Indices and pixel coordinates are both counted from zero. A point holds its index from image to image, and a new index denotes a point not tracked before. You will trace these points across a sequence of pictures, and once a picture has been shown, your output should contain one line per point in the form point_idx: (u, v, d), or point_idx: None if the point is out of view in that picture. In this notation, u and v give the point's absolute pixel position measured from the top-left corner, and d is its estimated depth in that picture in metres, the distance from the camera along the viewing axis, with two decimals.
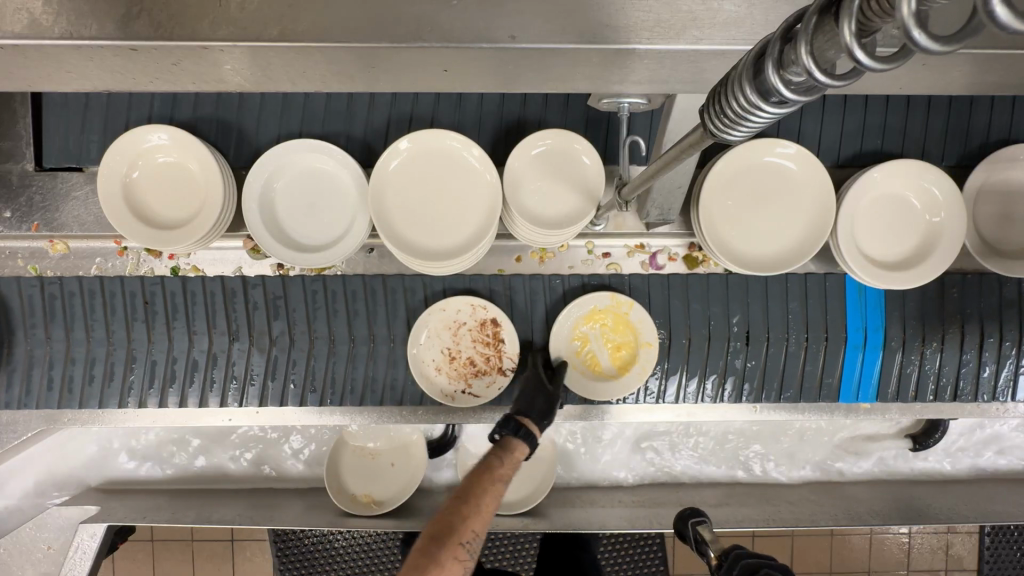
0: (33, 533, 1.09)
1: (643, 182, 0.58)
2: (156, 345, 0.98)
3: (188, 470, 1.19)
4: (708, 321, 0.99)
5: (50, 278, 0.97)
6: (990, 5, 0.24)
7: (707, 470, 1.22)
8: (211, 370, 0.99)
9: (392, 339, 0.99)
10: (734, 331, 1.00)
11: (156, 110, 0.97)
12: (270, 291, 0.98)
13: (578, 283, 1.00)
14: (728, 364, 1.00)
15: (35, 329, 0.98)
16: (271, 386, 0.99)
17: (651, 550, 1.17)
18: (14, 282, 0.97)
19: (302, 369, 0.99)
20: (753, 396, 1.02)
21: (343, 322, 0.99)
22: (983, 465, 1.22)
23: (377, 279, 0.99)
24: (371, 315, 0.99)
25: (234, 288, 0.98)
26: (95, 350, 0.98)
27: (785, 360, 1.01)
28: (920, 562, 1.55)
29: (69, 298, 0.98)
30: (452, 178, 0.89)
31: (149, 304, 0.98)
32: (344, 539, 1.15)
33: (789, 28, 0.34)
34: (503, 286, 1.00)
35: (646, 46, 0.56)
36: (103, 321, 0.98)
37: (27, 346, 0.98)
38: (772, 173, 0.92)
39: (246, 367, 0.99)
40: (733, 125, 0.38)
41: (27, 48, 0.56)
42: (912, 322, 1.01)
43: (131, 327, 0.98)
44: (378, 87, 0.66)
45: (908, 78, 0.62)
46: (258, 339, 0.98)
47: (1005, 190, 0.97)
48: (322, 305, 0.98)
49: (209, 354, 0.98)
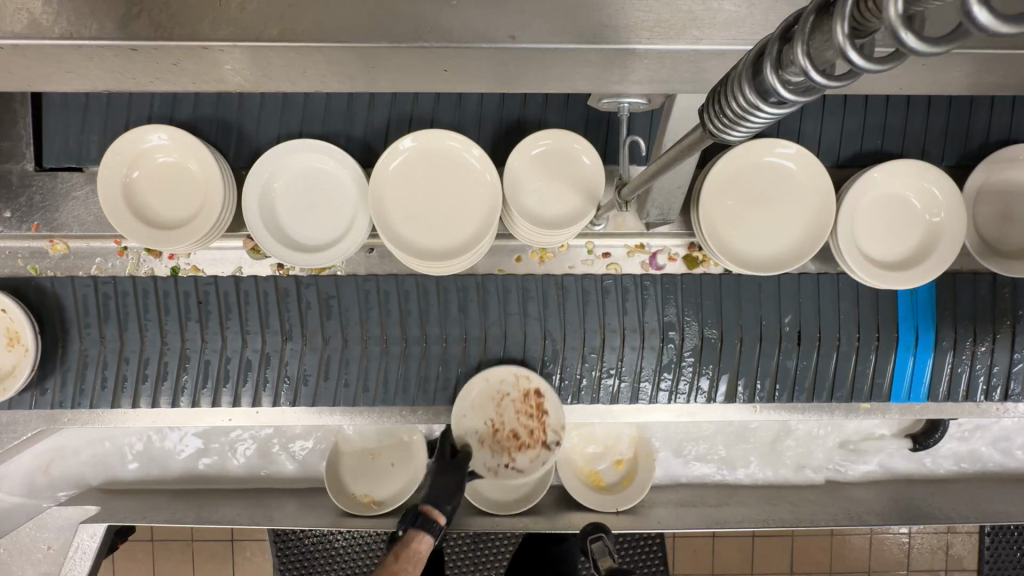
0: (33, 533, 1.09)
1: (643, 182, 0.58)
2: (210, 344, 0.98)
3: (188, 470, 1.19)
4: (759, 320, 1.00)
5: (103, 278, 0.98)
6: (969, 6, 0.24)
7: (707, 470, 1.22)
8: (266, 369, 0.99)
9: (446, 339, 0.99)
10: (785, 331, 1.00)
11: (156, 110, 0.97)
12: (323, 292, 0.98)
13: (632, 283, 1.00)
14: (780, 364, 1.01)
15: (89, 328, 0.98)
16: (324, 386, 1.00)
17: (650, 550, 1.15)
18: (69, 282, 0.97)
19: (355, 369, 0.99)
20: (806, 396, 1.03)
21: (396, 322, 0.98)
22: (983, 466, 1.22)
23: (430, 279, 0.98)
24: (424, 314, 0.99)
25: (287, 289, 0.98)
26: (149, 350, 0.98)
27: (836, 361, 1.01)
28: (920, 562, 1.55)
29: (123, 297, 0.98)
30: (451, 178, 0.89)
31: (203, 304, 0.98)
32: (344, 539, 1.15)
33: (789, 28, 0.34)
34: (555, 286, 1.00)
35: (647, 46, 0.56)
36: (157, 319, 0.98)
37: (82, 346, 0.98)
38: (772, 173, 0.92)
39: (300, 367, 0.99)
40: (733, 125, 0.38)
41: (25, 48, 0.56)
42: (964, 322, 1.01)
43: (185, 327, 0.98)
44: (378, 87, 0.66)
45: (907, 78, 0.62)
46: (312, 338, 0.98)
47: (1005, 190, 0.97)
48: (375, 305, 0.98)
49: (262, 354, 0.99)
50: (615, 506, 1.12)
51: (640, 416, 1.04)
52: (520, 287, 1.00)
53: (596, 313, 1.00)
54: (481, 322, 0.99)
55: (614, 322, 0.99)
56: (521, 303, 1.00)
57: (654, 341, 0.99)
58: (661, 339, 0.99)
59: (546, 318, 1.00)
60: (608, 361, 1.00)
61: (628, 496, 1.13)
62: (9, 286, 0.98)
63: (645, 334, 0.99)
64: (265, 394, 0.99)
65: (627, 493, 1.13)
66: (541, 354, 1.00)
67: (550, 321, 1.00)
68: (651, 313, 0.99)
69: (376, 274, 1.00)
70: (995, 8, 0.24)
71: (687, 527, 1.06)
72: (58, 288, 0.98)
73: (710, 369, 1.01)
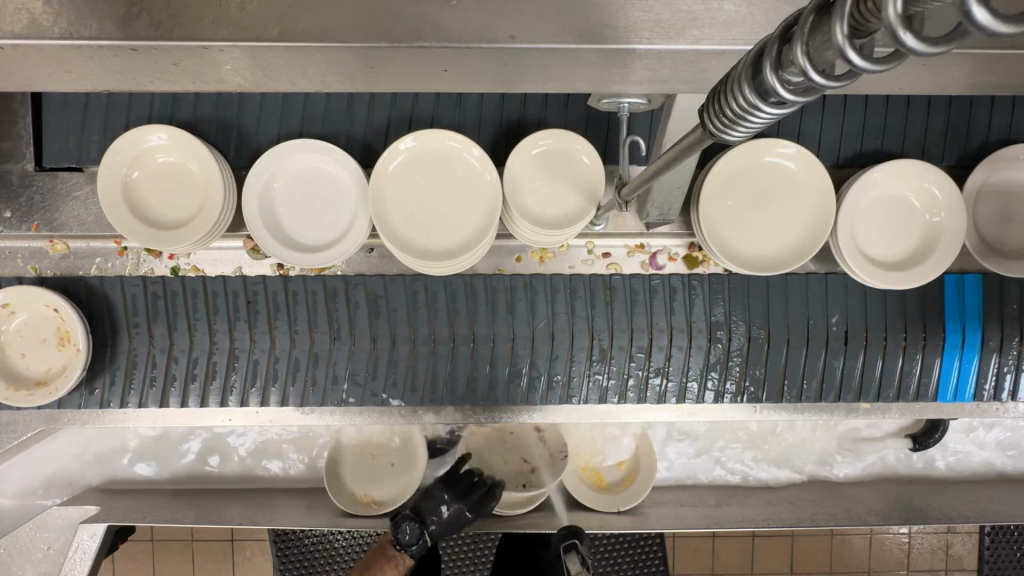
0: (33, 533, 1.09)
1: (642, 182, 0.58)
2: (259, 344, 0.98)
3: (188, 471, 1.19)
4: (807, 321, 1.00)
5: (153, 278, 0.98)
6: (968, 6, 0.24)
7: (707, 471, 1.22)
8: (315, 370, 0.99)
9: (494, 340, 0.98)
10: (832, 331, 1.00)
11: (156, 110, 0.97)
12: (372, 292, 0.98)
13: (681, 282, 0.99)
14: (828, 365, 1.01)
15: (138, 328, 0.98)
16: (370, 386, 0.99)
17: (650, 550, 1.15)
18: (118, 283, 0.97)
19: (403, 369, 0.99)
20: (854, 396, 1.02)
21: (444, 322, 0.98)
22: (985, 466, 1.22)
23: (479, 279, 0.99)
24: (472, 315, 0.98)
25: (336, 289, 0.98)
26: (198, 350, 0.98)
27: (882, 362, 1.01)
28: (920, 562, 1.55)
29: (172, 296, 0.97)
30: (451, 178, 0.89)
31: (252, 304, 0.98)
32: (344, 539, 1.15)
33: (789, 28, 0.34)
34: (603, 285, 0.99)
35: (647, 46, 0.56)
36: (206, 319, 0.98)
37: (131, 346, 0.98)
38: (772, 173, 0.92)
39: (348, 367, 0.99)
40: (733, 125, 0.38)
41: (25, 48, 0.56)
42: (1010, 322, 1.01)
43: (234, 327, 0.98)
44: (378, 87, 0.65)
45: (906, 78, 0.62)
46: (360, 339, 0.98)
47: (1005, 190, 0.97)
48: (423, 305, 0.98)
49: (311, 354, 0.98)
50: (616, 506, 1.12)
51: (642, 416, 1.04)
52: (568, 286, 0.99)
53: (644, 313, 0.99)
54: (531, 322, 0.98)
55: (662, 322, 0.99)
56: (568, 302, 0.99)
57: (701, 341, 0.99)
58: (708, 339, 0.99)
59: (594, 318, 0.99)
60: (654, 361, 1.00)
61: (630, 497, 1.13)
62: (58, 285, 0.98)
63: (692, 334, 0.99)
64: (271, 394, 0.99)
65: (628, 493, 1.14)
66: (589, 353, 0.99)
67: (597, 320, 0.99)
68: (699, 313, 0.99)
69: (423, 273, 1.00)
70: (991, 7, 0.24)
71: (687, 526, 1.06)
72: (73, 288, 0.97)
73: (758, 369, 1.01)
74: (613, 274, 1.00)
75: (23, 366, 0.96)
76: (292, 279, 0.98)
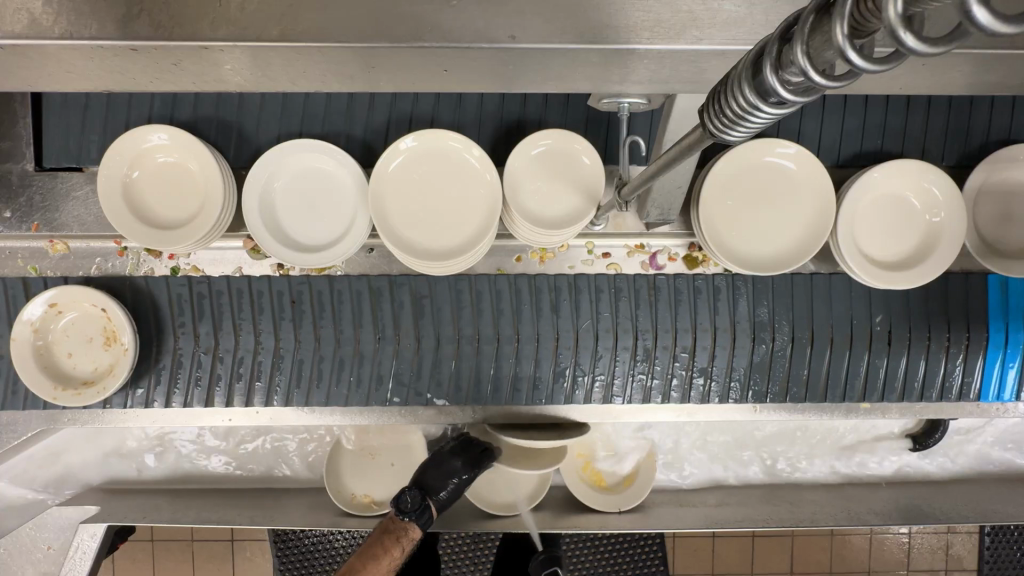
0: (34, 534, 1.11)
1: (643, 183, 0.58)
2: (304, 345, 0.98)
3: (187, 471, 1.19)
4: (851, 321, 1.00)
5: (197, 278, 0.98)
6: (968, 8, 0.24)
7: (708, 472, 1.21)
8: (361, 369, 0.99)
9: (537, 339, 0.98)
10: (876, 331, 1.00)
11: (156, 110, 0.97)
12: (416, 291, 0.98)
13: (726, 280, 1.00)
14: (871, 365, 1.01)
15: (184, 327, 0.98)
16: (415, 386, 0.99)
17: (651, 551, 1.15)
18: (163, 281, 0.97)
19: (447, 369, 0.99)
20: (897, 397, 1.03)
21: (489, 321, 0.98)
22: (986, 466, 1.22)
23: (523, 279, 0.99)
24: (517, 314, 0.99)
25: (380, 289, 0.98)
26: (243, 349, 0.98)
27: (925, 363, 1.01)
28: (920, 562, 1.55)
29: (217, 297, 0.98)
30: (451, 178, 0.89)
31: (296, 304, 0.98)
32: (344, 539, 1.15)
33: (789, 27, 0.34)
34: (647, 285, 1.00)
35: (646, 46, 0.56)
36: (251, 318, 0.98)
37: (176, 346, 0.98)
38: (772, 173, 0.92)
39: (394, 367, 0.99)
40: (733, 125, 0.38)
41: (25, 48, 0.56)
42: None
43: (279, 327, 0.98)
44: (378, 87, 0.65)
45: (906, 77, 0.62)
46: (404, 339, 0.98)
47: (1006, 190, 0.97)
48: (468, 305, 0.98)
49: (357, 355, 0.98)
50: (617, 505, 1.13)
51: (643, 416, 1.04)
52: (612, 286, 0.99)
53: (688, 312, 0.99)
54: (574, 322, 0.99)
55: (705, 321, 0.99)
56: (612, 302, 0.99)
57: (744, 342, 0.99)
58: (752, 339, 0.99)
59: (637, 317, 0.99)
60: (698, 361, 1.00)
61: (630, 497, 1.14)
62: (105, 287, 0.98)
63: (736, 334, 0.99)
64: (272, 394, 0.99)
65: (628, 494, 1.15)
66: (632, 354, 0.99)
67: (642, 319, 0.99)
68: (743, 312, 0.99)
69: (468, 273, 1.00)
70: (992, 8, 0.24)
71: (687, 526, 1.07)
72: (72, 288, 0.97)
73: (802, 370, 1.01)
74: (615, 274, 1.00)
75: (70, 366, 0.95)
76: (294, 280, 0.98)
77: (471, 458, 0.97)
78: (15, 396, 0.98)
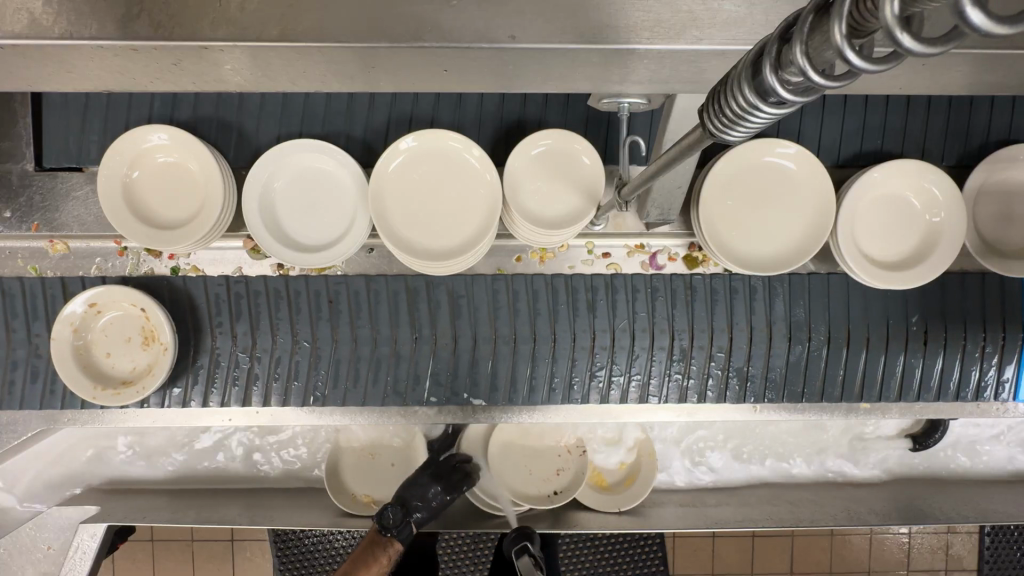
0: (34, 534, 1.11)
1: (643, 183, 0.58)
2: (341, 345, 0.98)
3: (187, 471, 1.19)
4: (886, 320, 1.00)
5: (235, 278, 0.98)
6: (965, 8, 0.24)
7: (709, 472, 1.21)
8: (398, 368, 0.99)
9: (575, 339, 0.98)
10: (912, 330, 1.00)
11: (156, 110, 0.97)
12: (453, 291, 0.98)
13: (763, 280, 0.99)
14: (907, 364, 1.01)
15: (221, 327, 0.98)
16: (453, 386, 0.99)
17: (651, 551, 1.16)
18: (201, 281, 0.97)
19: (484, 368, 0.99)
20: (932, 397, 1.03)
21: (527, 321, 0.98)
22: (986, 466, 1.22)
23: (560, 279, 0.99)
24: (554, 315, 0.99)
25: (418, 288, 0.98)
26: (281, 348, 0.98)
27: (960, 363, 1.01)
28: (920, 562, 1.55)
29: (255, 296, 0.98)
30: (451, 178, 0.89)
31: (334, 303, 0.98)
32: (344, 539, 1.15)
33: (788, 28, 0.34)
34: (684, 285, 0.99)
35: (646, 46, 0.56)
36: (289, 319, 0.98)
37: (215, 346, 0.98)
38: (772, 173, 0.92)
39: (431, 366, 0.98)
40: (733, 125, 0.38)
41: (25, 48, 0.56)
42: None
43: (316, 326, 0.98)
44: (378, 87, 0.65)
45: (906, 78, 0.62)
46: (442, 338, 0.98)
47: (1006, 190, 0.97)
48: (505, 304, 0.99)
49: (395, 353, 0.98)
50: (616, 506, 1.13)
51: (643, 416, 1.04)
52: (648, 286, 0.99)
53: (724, 311, 0.99)
54: (611, 321, 0.98)
55: (742, 322, 0.99)
56: (649, 302, 0.99)
57: (781, 342, 0.99)
58: (789, 339, 0.99)
59: (674, 317, 0.99)
60: (735, 361, 1.00)
61: (630, 497, 1.14)
62: (143, 286, 0.98)
63: (772, 334, 0.99)
64: (276, 394, 0.99)
65: (628, 494, 1.15)
66: (669, 354, 0.99)
67: (678, 319, 0.99)
68: (780, 311, 0.99)
69: (468, 274, 1.00)
70: (987, 8, 0.24)
71: (687, 527, 1.07)
72: (70, 287, 0.97)
73: (838, 371, 1.01)
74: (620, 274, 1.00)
75: (109, 366, 0.96)
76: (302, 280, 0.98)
77: (450, 483, 1.03)
78: (14, 396, 0.97)
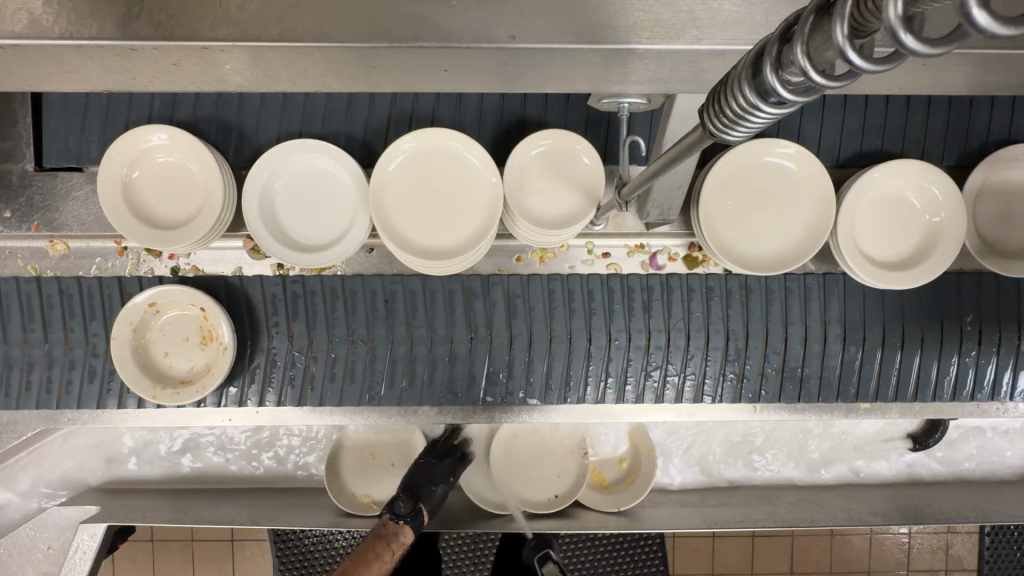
0: (33, 534, 1.11)
1: (643, 182, 0.58)
2: (398, 344, 0.98)
3: (186, 470, 1.19)
4: (941, 319, 1.00)
5: (292, 278, 0.98)
6: (967, 8, 0.24)
7: (709, 472, 1.21)
8: (453, 369, 0.98)
9: (630, 338, 0.98)
10: (967, 329, 1.00)
11: (156, 110, 0.97)
12: (509, 291, 0.98)
13: (818, 281, 1.00)
14: (961, 364, 1.01)
15: (278, 326, 0.98)
16: (508, 385, 0.99)
17: (652, 551, 1.16)
18: (258, 281, 0.97)
19: (540, 367, 0.99)
20: (986, 396, 1.03)
21: (582, 320, 0.98)
22: (985, 466, 1.22)
23: (615, 279, 0.99)
24: (609, 314, 0.98)
25: (473, 288, 0.98)
26: (337, 349, 0.98)
27: (1014, 362, 1.01)
28: (920, 562, 1.55)
29: (311, 296, 0.98)
30: (450, 178, 0.89)
31: (390, 303, 0.98)
32: (344, 539, 1.15)
33: (789, 27, 0.33)
34: (739, 285, 0.99)
35: (647, 46, 0.56)
36: (345, 319, 0.98)
37: (272, 347, 0.98)
38: (773, 173, 0.92)
39: (487, 365, 0.98)
40: (733, 125, 0.38)
41: (25, 48, 0.56)
42: None
43: (372, 325, 0.98)
44: (377, 86, 0.65)
45: (906, 77, 0.62)
46: (499, 337, 0.98)
47: (1006, 191, 0.97)
48: (560, 304, 0.98)
49: (452, 353, 0.98)
50: (616, 505, 1.12)
51: (643, 416, 1.04)
52: (703, 286, 0.99)
53: (780, 310, 0.99)
54: (666, 321, 0.98)
55: (797, 321, 0.99)
56: (704, 302, 0.99)
57: (836, 342, 1.00)
58: (843, 340, 1.00)
59: (729, 317, 0.98)
60: (792, 361, 1.00)
61: (633, 495, 1.12)
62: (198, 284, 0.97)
63: (829, 334, 0.99)
64: (283, 395, 0.99)
65: (629, 492, 1.13)
66: (725, 352, 0.99)
67: (733, 319, 0.98)
68: (835, 311, 1.00)
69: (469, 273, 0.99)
70: (992, 9, 0.24)
71: (687, 526, 1.07)
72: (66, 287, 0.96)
73: (893, 371, 1.01)
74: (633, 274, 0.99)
75: (167, 365, 0.96)
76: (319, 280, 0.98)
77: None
78: (14, 395, 0.97)
